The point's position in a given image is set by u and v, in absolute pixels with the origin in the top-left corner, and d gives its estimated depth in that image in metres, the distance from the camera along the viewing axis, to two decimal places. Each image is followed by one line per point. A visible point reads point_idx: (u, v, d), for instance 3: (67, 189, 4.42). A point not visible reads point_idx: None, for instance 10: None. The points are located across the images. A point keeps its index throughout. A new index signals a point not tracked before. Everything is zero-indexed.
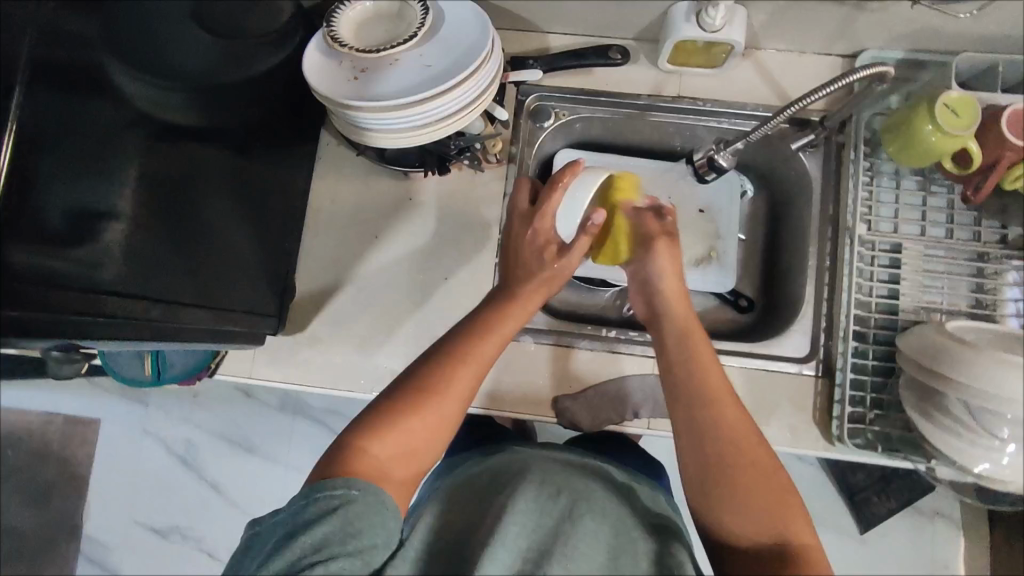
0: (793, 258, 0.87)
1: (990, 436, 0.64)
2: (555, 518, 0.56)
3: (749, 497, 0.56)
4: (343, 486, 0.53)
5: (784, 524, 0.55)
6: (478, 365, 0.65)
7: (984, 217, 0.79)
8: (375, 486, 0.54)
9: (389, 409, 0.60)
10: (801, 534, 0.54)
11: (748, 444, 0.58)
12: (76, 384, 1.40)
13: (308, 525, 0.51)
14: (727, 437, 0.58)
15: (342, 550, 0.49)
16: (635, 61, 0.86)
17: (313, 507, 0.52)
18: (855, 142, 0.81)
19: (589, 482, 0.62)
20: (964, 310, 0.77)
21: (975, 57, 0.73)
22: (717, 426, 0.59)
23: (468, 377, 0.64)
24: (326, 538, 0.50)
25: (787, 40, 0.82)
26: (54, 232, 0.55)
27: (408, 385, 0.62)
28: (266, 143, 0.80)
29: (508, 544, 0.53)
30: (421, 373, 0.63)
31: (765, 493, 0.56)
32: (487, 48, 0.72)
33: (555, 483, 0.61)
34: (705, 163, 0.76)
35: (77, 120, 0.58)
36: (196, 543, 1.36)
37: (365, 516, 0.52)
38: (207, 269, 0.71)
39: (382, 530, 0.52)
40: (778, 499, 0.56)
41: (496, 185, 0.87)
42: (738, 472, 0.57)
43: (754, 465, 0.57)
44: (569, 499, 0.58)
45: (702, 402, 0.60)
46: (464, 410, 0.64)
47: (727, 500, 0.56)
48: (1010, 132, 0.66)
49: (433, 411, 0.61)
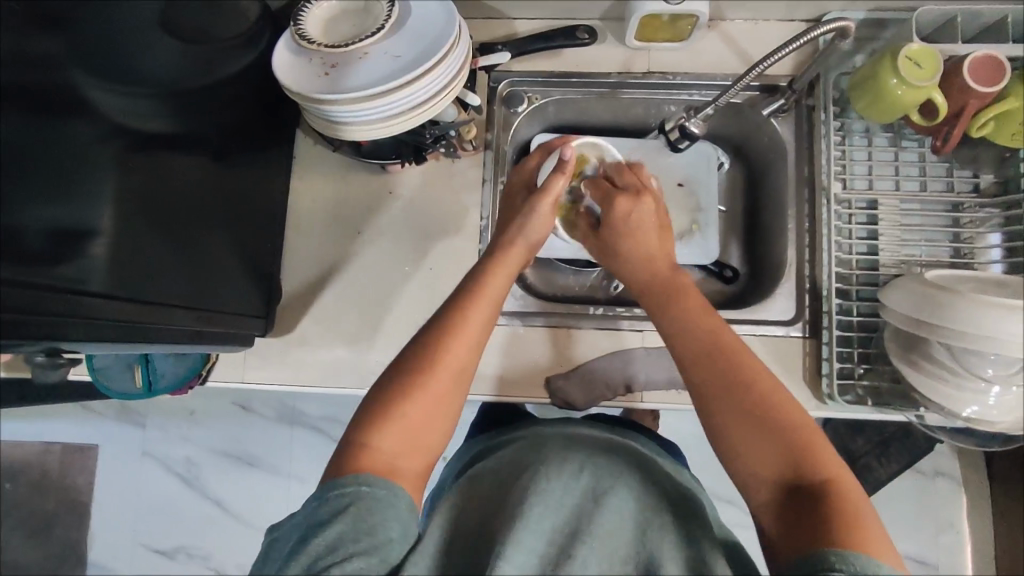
0: (773, 225, 0.88)
1: (976, 377, 0.66)
2: (578, 497, 0.57)
3: (765, 439, 0.54)
4: (353, 483, 0.53)
5: (808, 460, 0.52)
6: (471, 342, 0.63)
7: (956, 167, 0.80)
8: (386, 480, 0.54)
9: (387, 400, 0.59)
10: (828, 467, 0.52)
11: (758, 382, 0.56)
12: (70, 411, 1.39)
13: (321, 526, 0.50)
14: (733, 382, 0.56)
15: (357, 547, 0.49)
16: (603, 41, 0.87)
17: (326, 507, 0.52)
18: (824, 104, 0.82)
19: (609, 458, 0.62)
20: (944, 260, 0.79)
21: (934, 10, 0.75)
22: (722, 374, 0.57)
23: (462, 356, 0.62)
24: (340, 536, 0.49)
25: (751, 10, 0.84)
26: (38, 249, 0.56)
27: (402, 370, 0.60)
28: (241, 145, 0.80)
29: (533, 526, 0.54)
30: (413, 356, 0.61)
31: (782, 431, 0.54)
32: (454, 35, 0.73)
33: (576, 461, 0.60)
34: (676, 131, 0.77)
35: (52, 141, 0.59)
36: (203, 560, 1.36)
37: (378, 511, 0.51)
38: (197, 273, 0.72)
39: (396, 524, 0.52)
40: (797, 434, 0.53)
41: (474, 172, 0.87)
42: (751, 415, 0.55)
43: (766, 404, 0.55)
44: (591, 477, 0.59)
45: (704, 351, 0.59)
46: (463, 388, 0.62)
47: (745, 447, 0.54)
48: (974, 79, 0.68)
49: (431, 393, 0.59)
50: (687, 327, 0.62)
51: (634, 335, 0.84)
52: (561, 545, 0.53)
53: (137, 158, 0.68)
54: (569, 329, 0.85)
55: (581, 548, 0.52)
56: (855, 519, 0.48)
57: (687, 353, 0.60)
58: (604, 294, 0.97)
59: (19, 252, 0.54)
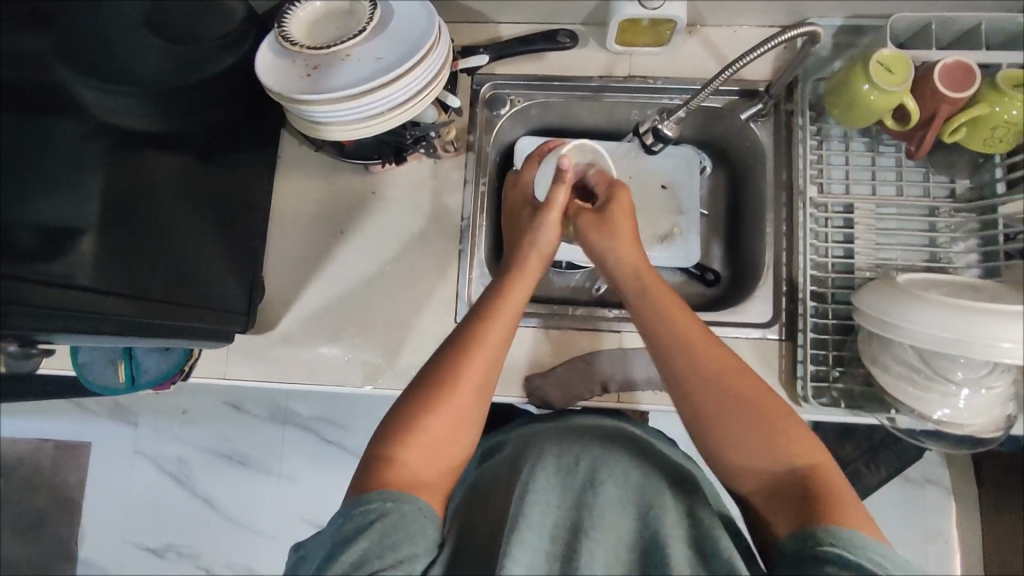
0: (753, 228, 0.88)
1: (945, 380, 0.67)
2: (577, 490, 0.59)
3: (751, 429, 0.58)
4: (377, 500, 0.53)
5: (791, 446, 0.57)
6: (491, 355, 0.64)
7: (932, 172, 0.81)
8: (409, 495, 0.55)
9: (410, 413, 0.60)
10: (809, 452, 0.57)
11: (737, 375, 0.60)
12: (63, 409, 1.40)
13: (348, 543, 0.51)
14: (715, 376, 0.60)
15: (383, 563, 0.49)
16: (585, 45, 0.88)
17: (352, 524, 0.52)
18: (802, 109, 0.82)
19: (606, 446, 0.64)
20: (920, 265, 0.79)
21: (909, 17, 0.76)
22: (705, 369, 0.60)
23: (482, 368, 0.63)
24: (366, 553, 0.50)
25: (731, 16, 0.85)
26: (24, 244, 0.56)
27: (423, 383, 0.62)
28: (226, 144, 0.82)
29: (536, 525, 0.55)
30: (435, 369, 0.63)
31: (765, 420, 0.58)
32: (433, 36, 0.74)
33: (573, 453, 0.63)
34: (650, 134, 0.78)
35: (35, 138, 0.58)
36: (192, 559, 1.36)
37: (401, 527, 0.52)
38: (179, 269, 0.73)
39: (420, 538, 0.52)
40: (778, 420, 0.58)
41: (456, 173, 0.88)
42: (735, 407, 0.59)
43: (747, 395, 0.59)
44: (588, 467, 0.61)
45: (685, 346, 0.62)
46: (485, 400, 0.63)
47: (731, 438, 0.58)
48: (943, 86, 0.69)
49: (453, 406, 0.60)
50: (663, 322, 0.64)
51: (612, 335, 0.85)
52: (565, 539, 0.55)
53: (124, 154, 0.67)
54: (548, 329, 0.85)
55: (585, 541, 0.54)
56: (840, 498, 0.53)
57: (670, 349, 0.63)
58: (587, 295, 0.98)
59: (4, 248, 0.54)
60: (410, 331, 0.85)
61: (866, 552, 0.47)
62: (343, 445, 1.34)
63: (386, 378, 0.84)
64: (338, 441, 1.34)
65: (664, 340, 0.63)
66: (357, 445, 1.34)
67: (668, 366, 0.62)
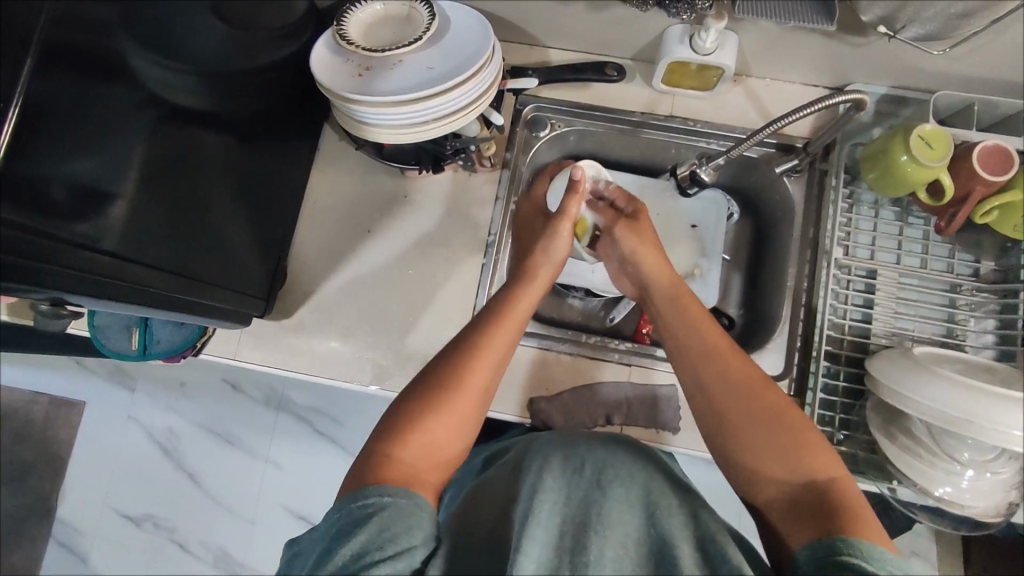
0: (772, 280, 0.89)
1: (951, 460, 0.67)
2: (582, 490, 0.58)
3: (768, 446, 0.57)
4: (375, 494, 0.53)
5: (809, 462, 0.56)
6: (496, 359, 0.66)
7: (958, 249, 0.81)
8: (408, 490, 0.54)
9: (413, 413, 0.61)
10: (829, 467, 0.55)
11: (759, 394, 0.60)
12: (64, 365, 1.41)
13: (345, 537, 0.50)
14: (738, 396, 0.61)
15: (383, 554, 0.48)
16: (631, 80, 0.90)
17: (350, 519, 0.52)
18: (837, 170, 0.84)
19: (608, 447, 0.65)
20: (935, 338, 0.79)
21: (953, 95, 0.77)
22: (727, 389, 0.61)
23: (485, 372, 0.65)
24: (365, 545, 0.49)
25: (778, 70, 0.86)
26: (61, 204, 0.56)
27: (430, 385, 0.63)
28: (268, 131, 0.83)
29: (543, 523, 0.54)
30: (443, 370, 0.64)
31: (784, 437, 0.57)
32: (488, 53, 0.75)
33: (579, 456, 0.62)
34: (687, 176, 0.79)
35: (91, 101, 0.58)
36: (169, 532, 1.36)
37: (401, 520, 0.51)
38: (204, 242, 0.73)
39: (420, 531, 0.52)
40: (798, 435, 0.57)
41: (488, 188, 0.90)
42: (755, 426, 0.59)
43: (769, 414, 0.59)
44: (594, 470, 0.61)
45: (711, 365, 0.63)
46: (482, 406, 0.65)
47: (746, 455, 0.58)
48: (980, 166, 0.70)
49: (457, 407, 0.62)
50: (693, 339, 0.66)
51: (621, 367, 0.86)
52: (573, 535, 0.54)
53: (170, 126, 0.67)
54: (557, 352, 0.86)
55: (594, 538, 0.54)
56: (859, 510, 0.51)
57: (687, 361, 0.65)
58: (600, 323, 0.98)
59: (37, 203, 0.53)
60: (422, 336, 0.86)
61: (883, 564, 0.45)
62: (335, 438, 1.34)
63: (393, 380, 0.84)
64: (330, 434, 1.34)
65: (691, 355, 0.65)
66: (348, 441, 1.33)
67: (692, 382, 0.64)
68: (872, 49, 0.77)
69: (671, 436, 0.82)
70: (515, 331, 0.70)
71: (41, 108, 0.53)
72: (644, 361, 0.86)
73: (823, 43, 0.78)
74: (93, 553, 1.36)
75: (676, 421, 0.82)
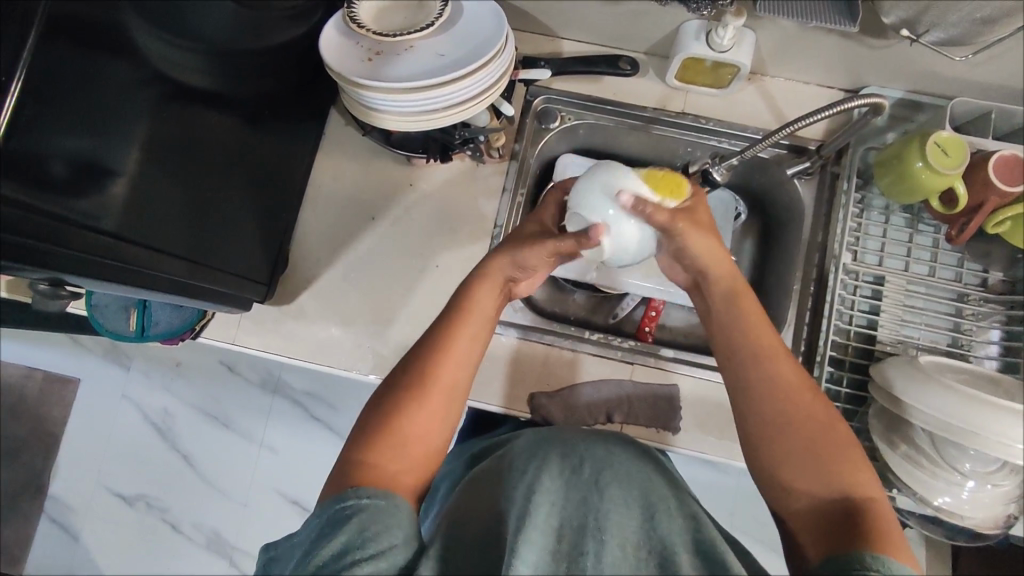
0: (779, 282, 0.88)
1: (952, 470, 0.67)
2: (581, 491, 0.58)
3: (808, 459, 0.57)
4: (354, 496, 0.53)
5: (844, 481, 0.55)
6: (464, 356, 0.66)
7: (967, 258, 0.81)
8: (386, 491, 0.54)
9: (387, 416, 0.61)
10: (866, 487, 0.55)
11: (802, 405, 0.59)
12: (59, 341, 1.40)
13: (326, 538, 0.50)
14: (782, 403, 0.60)
15: (364, 553, 0.48)
16: (644, 74, 0.89)
17: (330, 520, 0.52)
18: (848, 174, 0.83)
19: (607, 444, 0.65)
20: (940, 347, 0.79)
21: (970, 102, 0.76)
22: (769, 396, 0.60)
23: (455, 368, 0.65)
24: (345, 544, 0.49)
25: (794, 70, 0.85)
26: (57, 179, 0.54)
27: (400, 387, 0.63)
28: (274, 113, 0.81)
29: (540, 524, 0.54)
30: (411, 372, 0.63)
31: (821, 452, 0.57)
32: (501, 42, 0.74)
33: (577, 454, 0.62)
34: (699, 175, 0.79)
35: (92, 76, 0.56)
36: (161, 513, 1.35)
37: (380, 519, 0.51)
38: (204, 222, 0.72)
39: (402, 531, 0.52)
40: (838, 451, 0.57)
41: (495, 179, 0.89)
42: (799, 436, 0.58)
43: (815, 428, 0.58)
44: (593, 469, 0.60)
45: (755, 369, 0.62)
46: (456, 402, 0.65)
47: (782, 467, 0.57)
48: (996, 176, 0.69)
49: (429, 407, 0.62)
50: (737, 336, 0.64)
51: (623, 365, 0.85)
52: (571, 540, 0.55)
53: (174, 105, 0.66)
54: (561, 348, 0.85)
55: (591, 542, 0.54)
56: (887, 529, 0.51)
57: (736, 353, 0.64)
58: (603, 320, 0.98)
59: (36, 178, 0.52)
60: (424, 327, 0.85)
61: None
62: (330, 424, 1.33)
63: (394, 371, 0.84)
64: (325, 420, 1.34)
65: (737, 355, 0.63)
66: (343, 428, 1.33)
67: (734, 385, 0.63)
68: (892, 52, 0.76)
69: (671, 436, 0.81)
70: (486, 324, 0.68)
71: (40, 81, 0.52)
72: (647, 360, 0.85)
73: (842, 44, 0.77)
74: (84, 531, 1.36)
75: (677, 421, 0.82)
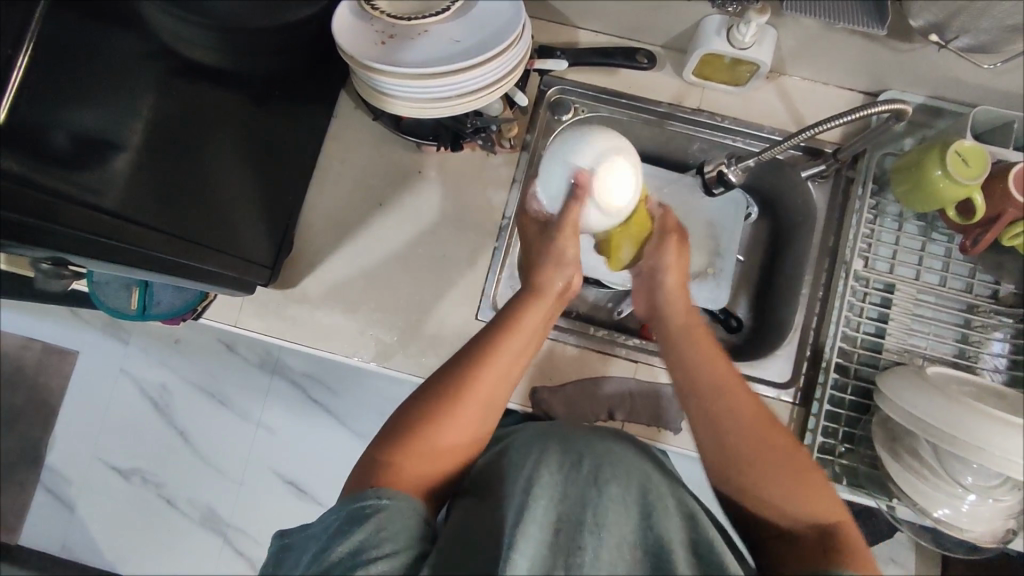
0: (787, 286, 0.87)
1: (954, 483, 0.66)
2: (579, 486, 0.57)
3: (772, 480, 0.58)
4: (373, 495, 0.54)
5: (819, 503, 0.57)
6: (501, 371, 0.65)
7: (979, 270, 0.80)
8: (403, 493, 0.55)
9: (417, 423, 0.61)
10: (834, 511, 0.57)
11: (766, 430, 0.61)
12: (59, 313, 1.39)
13: (343, 536, 0.51)
14: (753, 429, 0.60)
15: (380, 552, 0.50)
16: (660, 68, 0.87)
17: (348, 518, 0.53)
18: (863, 179, 0.82)
19: (606, 441, 0.64)
20: (947, 358, 0.78)
21: (992, 111, 0.75)
22: (731, 426, 0.61)
23: (492, 384, 0.64)
24: (362, 543, 0.50)
25: (813, 70, 0.83)
26: (59, 153, 0.53)
27: (433, 395, 0.62)
28: (283, 93, 0.79)
29: (540, 519, 0.54)
30: (447, 381, 0.63)
31: (795, 474, 0.58)
32: (518, 29, 0.72)
33: (576, 449, 0.61)
34: (713, 175, 0.77)
35: (96, 48, 0.55)
36: (156, 488, 1.35)
37: (397, 521, 0.52)
38: (209, 203, 0.71)
39: (415, 531, 0.53)
40: (801, 474, 0.58)
41: (505, 170, 0.88)
42: (760, 460, 0.59)
43: (783, 452, 0.59)
44: (592, 464, 0.60)
45: (716, 399, 0.63)
46: (490, 414, 0.64)
47: (750, 487, 0.59)
48: (1015, 188, 0.68)
49: (459, 420, 0.61)
50: (695, 365, 0.65)
51: (627, 363, 0.84)
52: (569, 534, 0.54)
53: (182, 81, 0.64)
54: (563, 342, 0.85)
55: (589, 538, 0.54)
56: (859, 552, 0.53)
57: (693, 382, 0.65)
58: (607, 316, 0.97)
59: (36, 150, 0.51)
60: (428, 316, 0.84)
61: None
62: (328, 406, 1.33)
63: (396, 359, 0.83)
64: (323, 401, 1.34)
65: (701, 382, 0.64)
66: (340, 410, 1.33)
67: (699, 410, 0.63)
68: (916, 56, 0.75)
69: (671, 436, 0.81)
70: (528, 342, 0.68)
71: (49, 51, 0.51)
72: (650, 359, 0.84)
73: (865, 46, 0.76)
74: (79, 502, 1.36)
75: (678, 421, 0.81)
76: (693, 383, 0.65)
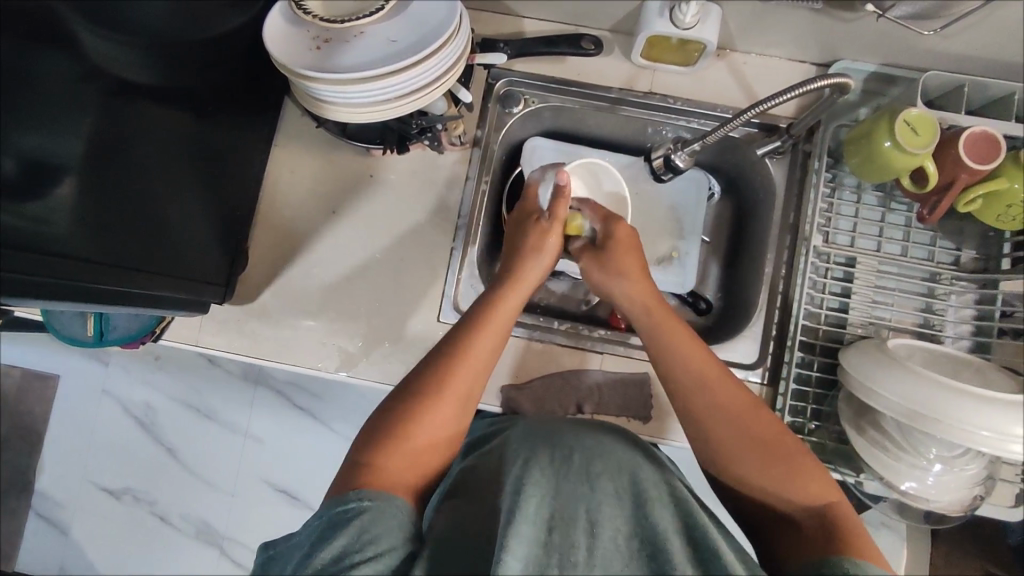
0: (752, 264, 0.87)
1: (919, 454, 0.66)
2: (572, 482, 0.57)
3: (767, 470, 0.59)
4: (354, 498, 0.53)
5: (809, 486, 0.57)
6: (478, 366, 0.65)
7: (940, 237, 0.80)
8: (388, 494, 0.54)
9: (398, 420, 0.60)
10: (825, 492, 0.57)
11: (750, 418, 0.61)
12: (36, 338, 1.37)
13: (326, 541, 0.50)
14: (729, 424, 0.61)
15: (363, 556, 0.48)
16: (609, 53, 0.85)
17: (330, 523, 0.51)
18: (820, 152, 0.81)
19: (596, 436, 0.65)
20: (911, 328, 0.78)
21: (942, 76, 0.73)
22: (721, 418, 0.62)
23: (468, 378, 0.64)
24: (346, 547, 0.49)
25: (763, 44, 0.82)
26: (6, 181, 0.52)
27: (412, 392, 0.62)
28: (225, 105, 0.77)
29: (530, 515, 0.52)
30: (427, 376, 0.63)
31: (787, 466, 0.58)
32: (455, 24, 0.70)
33: (566, 446, 0.62)
34: (661, 161, 0.77)
35: (25, 71, 0.54)
36: (148, 505, 1.35)
37: (380, 521, 0.51)
38: (161, 224, 0.69)
39: (401, 532, 0.51)
40: (790, 456, 0.59)
41: (458, 168, 0.86)
42: (747, 448, 0.60)
43: (767, 441, 0.60)
44: (582, 460, 0.60)
45: (704, 392, 0.63)
46: (467, 408, 0.64)
47: (744, 479, 0.60)
48: (967, 154, 0.67)
49: (441, 413, 0.62)
50: (676, 361, 0.66)
51: (593, 356, 0.84)
52: (562, 530, 0.52)
53: (122, 102, 0.62)
54: (528, 340, 0.83)
55: (582, 533, 0.52)
56: (863, 537, 0.53)
57: (678, 386, 0.65)
58: (576, 307, 0.97)
59: None
60: (390, 320, 0.83)
61: None
62: (315, 413, 1.33)
63: (361, 367, 0.82)
64: (310, 409, 1.33)
65: (682, 381, 0.65)
66: (326, 416, 1.33)
67: (685, 413, 0.64)
68: (862, 26, 0.74)
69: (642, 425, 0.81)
70: (503, 331, 0.69)
71: None
72: (617, 349, 0.84)
73: (813, 17, 0.74)
74: (72, 525, 1.36)
75: (648, 410, 0.80)
76: (676, 383, 0.65)
